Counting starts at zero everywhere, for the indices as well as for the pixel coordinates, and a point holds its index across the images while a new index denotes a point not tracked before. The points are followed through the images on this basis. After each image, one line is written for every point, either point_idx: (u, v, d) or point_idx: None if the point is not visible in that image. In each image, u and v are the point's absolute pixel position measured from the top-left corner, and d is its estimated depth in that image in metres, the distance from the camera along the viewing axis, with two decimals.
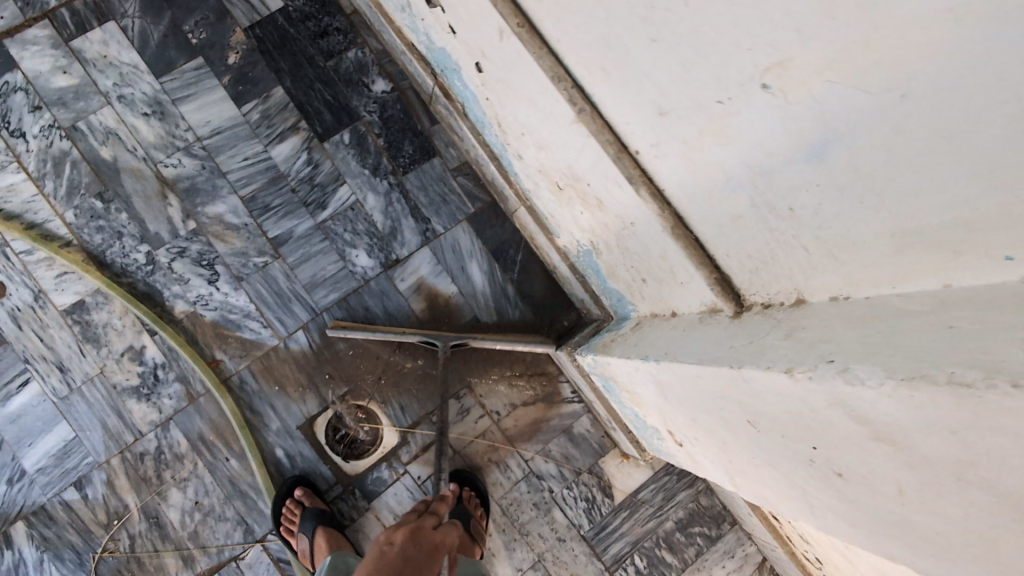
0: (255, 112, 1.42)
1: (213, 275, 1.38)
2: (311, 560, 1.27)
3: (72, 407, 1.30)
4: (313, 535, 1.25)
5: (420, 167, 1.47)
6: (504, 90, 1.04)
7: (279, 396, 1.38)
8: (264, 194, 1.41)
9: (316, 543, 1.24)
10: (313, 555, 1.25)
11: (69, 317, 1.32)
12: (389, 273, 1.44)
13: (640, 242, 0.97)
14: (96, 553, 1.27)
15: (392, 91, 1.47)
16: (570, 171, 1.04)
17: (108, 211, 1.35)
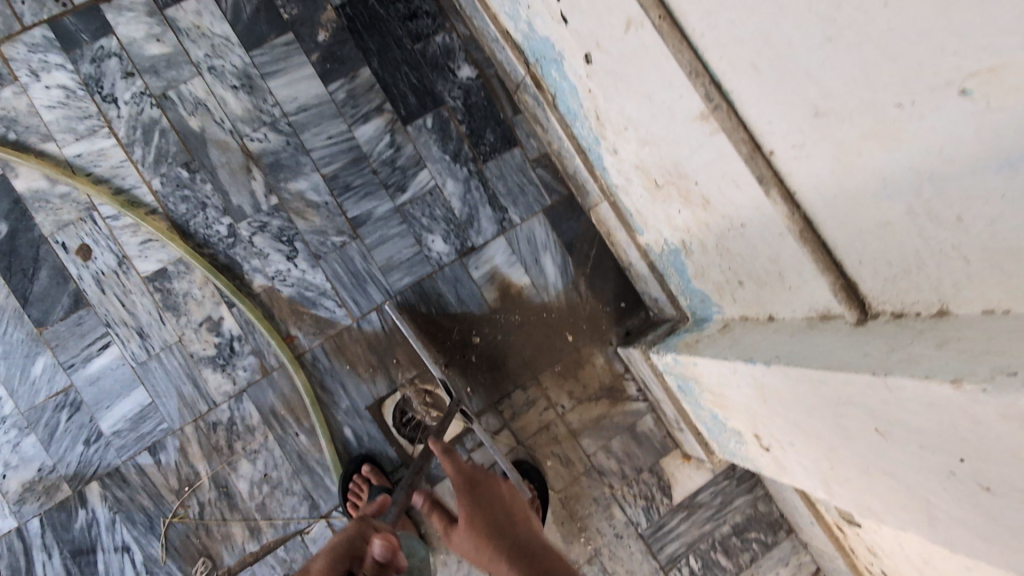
0: (341, 91, 1.42)
1: (292, 252, 1.39)
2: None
3: (150, 372, 1.32)
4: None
5: (500, 156, 1.47)
6: (614, 83, 1.04)
7: (350, 376, 1.38)
8: (346, 173, 1.42)
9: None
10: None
11: (151, 284, 1.33)
12: (464, 260, 1.44)
13: (747, 243, 0.97)
14: (166, 517, 1.30)
15: (477, 78, 1.47)
16: (676, 169, 1.03)
17: (194, 181, 1.36)
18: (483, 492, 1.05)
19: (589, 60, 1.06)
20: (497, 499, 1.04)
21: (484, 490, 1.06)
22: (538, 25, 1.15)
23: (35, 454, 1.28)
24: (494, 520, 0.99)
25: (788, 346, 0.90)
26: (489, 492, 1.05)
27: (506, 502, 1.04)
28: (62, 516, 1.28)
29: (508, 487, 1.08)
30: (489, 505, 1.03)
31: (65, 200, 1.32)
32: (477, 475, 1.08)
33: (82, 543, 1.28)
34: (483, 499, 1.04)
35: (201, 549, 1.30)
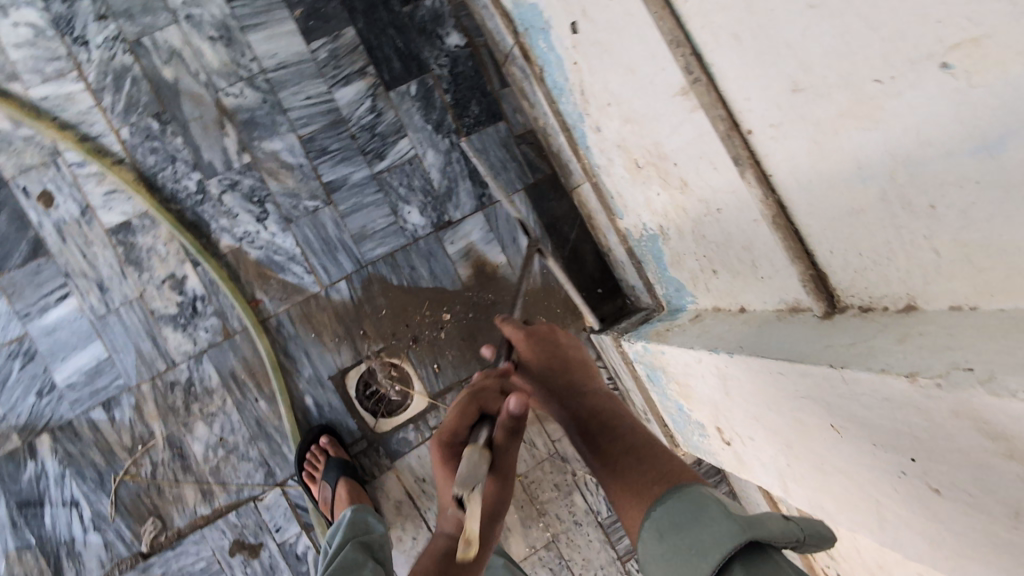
0: (323, 50, 1.38)
1: (262, 213, 1.35)
2: (329, 510, 1.25)
3: (108, 327, 1.29)
4: (334, 486, 1.23)
5: (484, 130, 1.43)
6: (598, 54, 1.00)
7: (314, 344, 1.35)
8: (323, 136, 1.38)
9: (336, 493, 1.22)
10: (332, 505, 1.23)
11: (114, 237, 1.30)
12: (440, 234, 1.41)
13: (722, 229, 0.94)
14: (117, 476, 1.26)
15: (466, 46, 1.42)
16: (656, 148, 1.00)
17: (164, 133, 1.32)
18: (544, 348, 1.09)
19: (574, 30, 1.03)
20: (558, 352, 1.09)
21: (545, 343, 1.10)
22: None
23: None
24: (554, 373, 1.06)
25: (753, 337, 0.87)
26: (549, 344, 1.10)
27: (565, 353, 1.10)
28: (10, 467, 1.24)
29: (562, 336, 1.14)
30: (553, 356, 1.08)
31: (29, 143, 1.28)
32: (536, 330, 1.12)
33: (28, 495, 1.24)
34: (545, 351, 1.09)
35: (152, 510, 1.27)
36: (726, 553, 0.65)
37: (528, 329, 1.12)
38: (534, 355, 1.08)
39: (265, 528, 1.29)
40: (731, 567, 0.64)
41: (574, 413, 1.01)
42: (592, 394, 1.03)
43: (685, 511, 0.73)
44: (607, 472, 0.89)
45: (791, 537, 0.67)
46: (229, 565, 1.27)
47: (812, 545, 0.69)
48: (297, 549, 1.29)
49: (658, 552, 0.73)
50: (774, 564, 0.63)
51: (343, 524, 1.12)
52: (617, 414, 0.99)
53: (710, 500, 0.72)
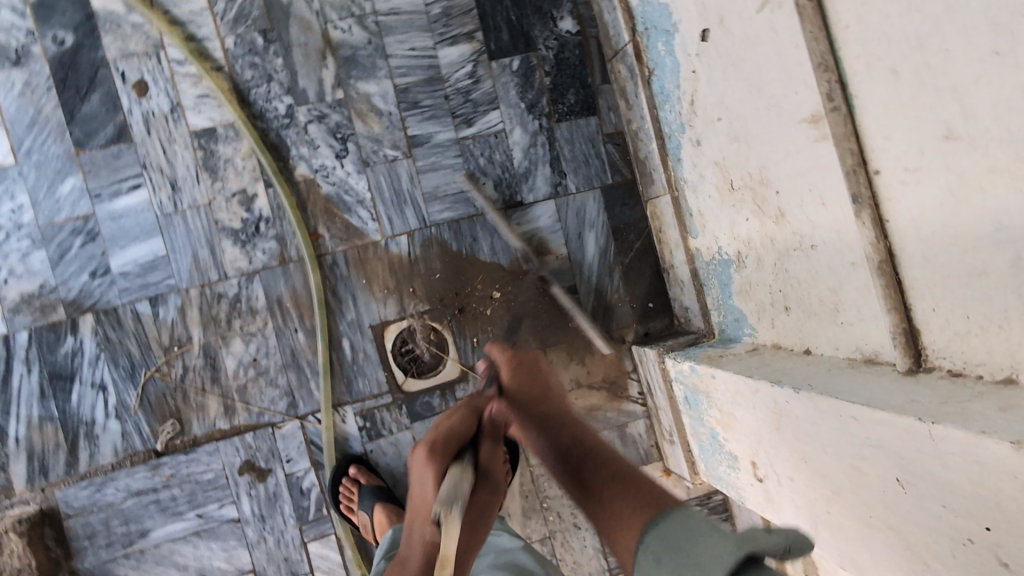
0: (437, 5, 1.38)
1: (342, 150, 1.35)
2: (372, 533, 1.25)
3: (171, 226, 1.30)
4: (371, 512, 1.22)
5: (575, 121, 1.42)
6: (724, 67, 1.00)
7: (363, 290, 1.35)
8: (418, 90, 1.38)
9: (374, 519, 1.22)
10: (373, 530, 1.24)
11: (197, 140, 1.31)
12: (508, 213, 1.40)
13: (811, 266, 0.93)
14: (148, 371, 1.27)
15: (577, 34, 1.42)
16: (759, 173, 0.99)
17: (267, 51, 1.33)
18: (527, 370, 1.08)
19: (705, 37, 1.02)
20: (540, 379, 1.07)
21: (529, 369, 1.08)
22: None
23: (40, 267, 1.27)
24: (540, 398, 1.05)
25: (822, 378, 0.86)
26: (529, 366, 1.09)
27: (548, 382, 1.08)
28: (51, 337, 1.26)
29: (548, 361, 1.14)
30: (534, 379, 1.07)
31: (136, 30, 1.30)
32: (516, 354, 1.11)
33: (61, 368, 1.26)
34: (528, 376, 1.07)
35: (174, 411, 1.28)
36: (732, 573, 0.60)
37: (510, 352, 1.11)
38: (515, 383, 1.07)
39: (277, 456, 1.29)
40: None
41: (556, 442, 1.00)
42: (572, 421, 1.02)
43: (678, 533, 0.72)
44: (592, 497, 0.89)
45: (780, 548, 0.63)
46: (235, 484, 1.27)
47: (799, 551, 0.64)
48: (303, 484, 1.29)
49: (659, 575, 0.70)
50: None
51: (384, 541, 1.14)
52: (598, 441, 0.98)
53: (694, 519, 0.73)
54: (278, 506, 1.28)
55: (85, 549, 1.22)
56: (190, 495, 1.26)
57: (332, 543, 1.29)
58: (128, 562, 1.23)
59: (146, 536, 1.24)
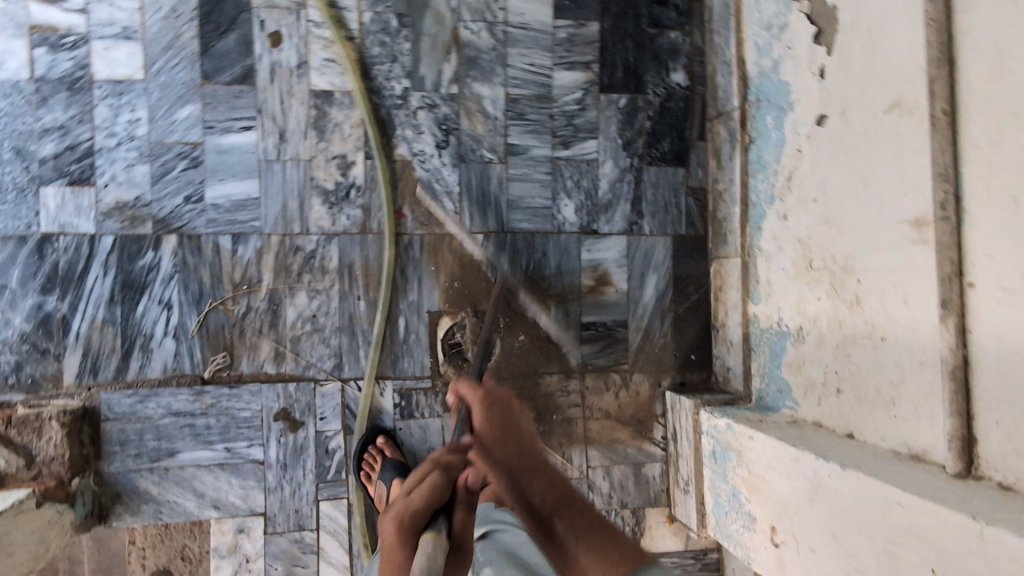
0: (564, 31, 1.45)
1: (442, 142, 1.42)
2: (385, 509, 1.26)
3: (270, 172, 1.36)
4: (390, 485, 1.24)
5: (665, 168, 1.48)
6: (834, 153, 1.05)
7: (429, 276, 1.41)
8: (527, 104, 1.44)
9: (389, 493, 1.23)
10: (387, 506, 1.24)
11: (313, 99, 1.38)
12: (582, 237, 1.46)
13: (876, 357, 0.98)
14: (214, 301, 1.32)
15: (685, 88, 1.49)
16: (844, 259, 1.05)
17: (398, 33, 1.40)
18: (496, 409, 0.95)
19: (821, 122, 1.08)
20: (513, 417, 0.96)
21: (501, 411, 0.96)
22: (788, 69, 1.18)
23: (141, 181, 1.32)
24: (519, 437, 0.94)
25: (869, 463, 0.91)
26: (501, 405, 0.96)
27: (518, 421, 0.96)
28: (133, 248, 1.31)
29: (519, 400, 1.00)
30: (501, 422, 0.94)
31: None
32: (486, 391, 0.97)
33: (136, 278, 1.31)
34: (501, 415, 0.95)
35: (227, 345, 1.32)
36: None
37: (483, 390, 0.97)
38: (481, 423, 0.94)
39: (312, 411, 1.34)
40: None
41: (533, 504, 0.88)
42: (545, 472, 0.92)
43: None
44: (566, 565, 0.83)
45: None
46: (268, 427, 1.32)
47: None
48: (330, 445, 1.34)
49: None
50: None
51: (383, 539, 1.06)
52: (576, 501, 0.89)
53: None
54: (303, 459, 1.33)
55: (114, 455, 1.26)
56: (224, 428, 1.30)
57: (343, 507, 1.33)
58: (151, 477, 1.27)
59: (174, 457, 1.28)
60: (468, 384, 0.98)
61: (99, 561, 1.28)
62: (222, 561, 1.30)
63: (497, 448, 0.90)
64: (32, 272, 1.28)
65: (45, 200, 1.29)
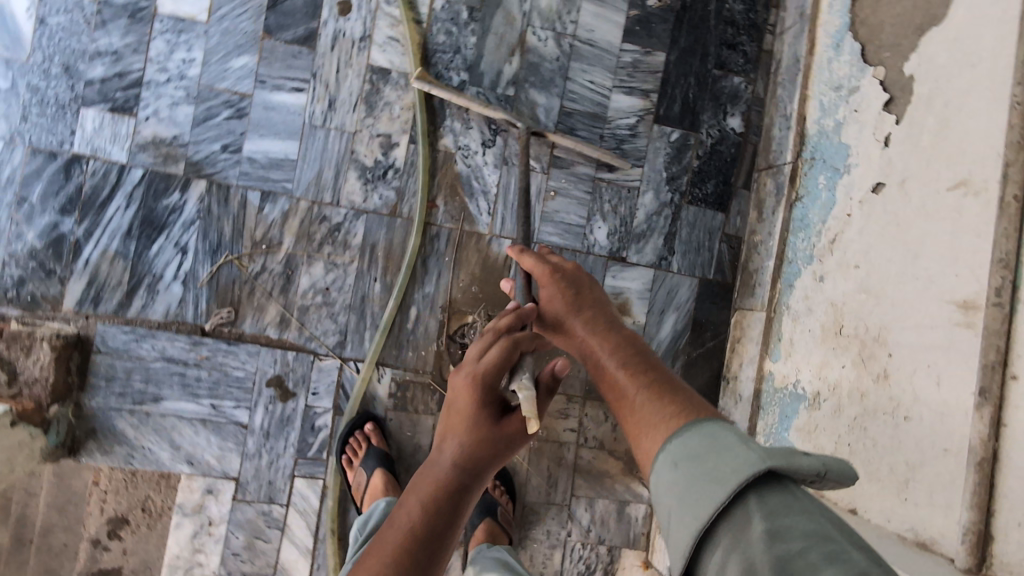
0: (629, 55, 1.45)
1: (489, 141, 1.40)
2: (359, 497, 1.25)
3: (312, 137, 1.34)
4: (371, 474, 1.23)
5: (704, 209, 1.47)
6: (886, 224, 1.03)
7: (449, 271, 1.38)
8: (579, 120, 1.43)
9: (369, 482, 1.22)
10: (363, 494, 1.23)
11: (370, 74, 1.36)
12: (608, 262, 1.44)
13: (896, 436, 0.95)
14: (230, 255, 1.30)
15: (739, 135, 1.48)
16: (877, 331, 1.02)
17: (466, 26, 1.40)
18: (570, 287, 0.99)
19: (876, 190, 1.07)
20: (582, 294, 0.99)
21: (571, 287, 0.99)
22: (850, 132, 1.17)
23: (182, 121, 1.30)
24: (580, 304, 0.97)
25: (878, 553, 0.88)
26: (577, 286, 1.00)
27: (598, 302, 0.99)
28: (161, 186, 1.29)
29: (592, 283, 1.02)
30: (574, 296, 0.98)
31: None
32: (558, 270, 1.01)
33: (157, 216, 1.28)
34: (569, 289, 0.99)
35: (234, 301, 1.29)
36: (743, 481, 0.54)
37: (552, 267, 1.01)
38: (554, 296, 0.99)
39: (306, 384, 1.30)
40: (744, 496, 0.54)
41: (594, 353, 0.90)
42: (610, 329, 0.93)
43: (699, 442, 0.61)
44: (626, 409, 0.76)
45: (816, 469, 0.56)
46: (258, 392, 1.28)
47: (835, 480, 0.57)
48: (317, 422, 1.30)
49: (669, 482, 0.59)
50: (789, 495, 0.54)
51: (373, 514, 1.14)
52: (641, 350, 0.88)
53: (725, 429, 0.61)
54: (286, 431, 1.29)
55: (97, 390, 1.23)
56: (214, 384, 1.27)
57: (317, 488, 1.29)
58: (130, 419, 1.24)
59: (158, 403, 1.25)
60: (533, 259, 1.03)
61: (55, 497, 1.23)
62: (184, 519, 1.25)
63: (560, 301, 0.98)
64: (55, 190, 1.25)
65: (83, 121, 1.27)
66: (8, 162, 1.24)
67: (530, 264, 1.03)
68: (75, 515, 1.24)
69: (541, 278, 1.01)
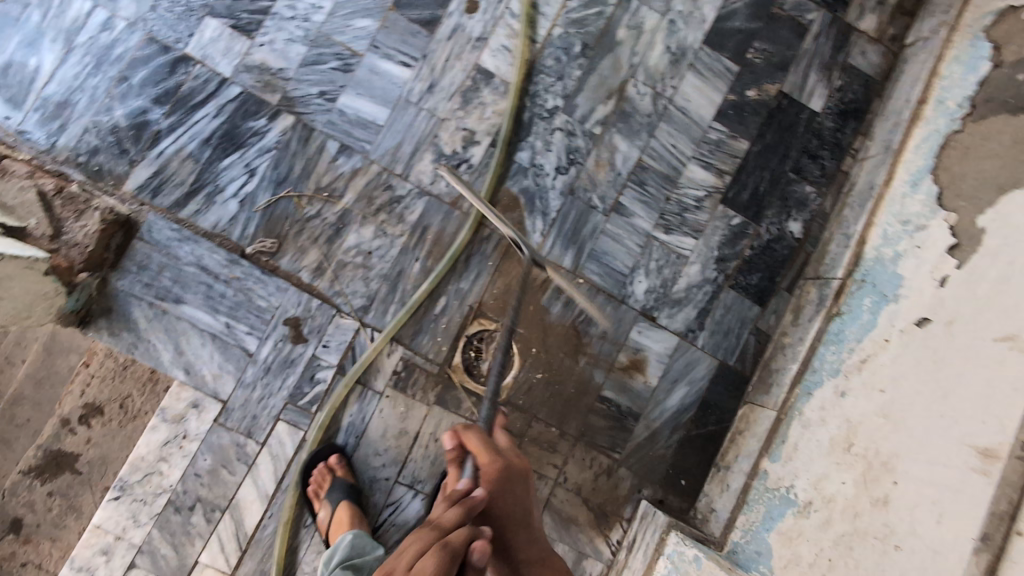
0: (716, 134, 1.50)
1: (562, 168, 1.44)
2: (325, 530, 1.23)
3: (403, 111, 1.39)
4: (334, 507, 1.21)
5: (743, 298, 1.49)
6: (921, 357, 1.06)
7: (487, 275, 1.39)
8: (652, 177, 1.48)
9: (334, 515, 1.20)
10: (328, 527, 1.21)
11: (475, 73, 1.42)
12: (639, 317, 1.45)
13: (881, 562, 0.95)
14: (292, 192, 1.33)
15: (795, 240, 1.52)
16: (885, 457, 1.03)
17: (575, 59, 1.46)
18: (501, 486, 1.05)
19: (920, 324, 1.09)
20: (522, 496, 1.06)
21: (512, 487, 1.06)
22: (905, 264, 1.19)
23: (292, 58, 1.36)
24: (518, 505, 1.05)
25: None
26: (514, 489, 1.06)
27: (526, 504, 1.07)
28: (252, 108, 1.34)
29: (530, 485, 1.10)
30: (513, 496, 1.05)
31: None
32: (502, 465, 1.06)
33: (239, 134, 1.33)
34: (508, 488, 1.05)
35: (280, 234, 1.32)
36: None
37: (493, 458, 1.06)
38: (492, 491, 1.04)
39: (319, 335, 1.31)
40: None
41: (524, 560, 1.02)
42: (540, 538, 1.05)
43: None
44: None
45: None
46: (273, 326, 1.30)
47: None
48: (317, 374, 1.30)
49: None
50: None
51: (338, 549, 1.14)
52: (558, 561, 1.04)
53: None
54: (286, 373, 1.29)
55: (127, 273, 1.25)
56: (235, 305, 1.29)
57: (296, 437, 1.28)
58: (147, 311, 1.25)
59: (177, 305, 1.27)
60: (480, 440, 1.08)
61: (38, 370, 1.25)
62: (161, 424, 1.24)
63: (499, 499, 1.04)
64: (156, 80, 1.30)
65: (204, 28, 1.33)
66: (124, 42, 1.30)
67: (476, 443, 1.08)
68: (50, 394, 1.25)
69: (486, 466, 1.05)
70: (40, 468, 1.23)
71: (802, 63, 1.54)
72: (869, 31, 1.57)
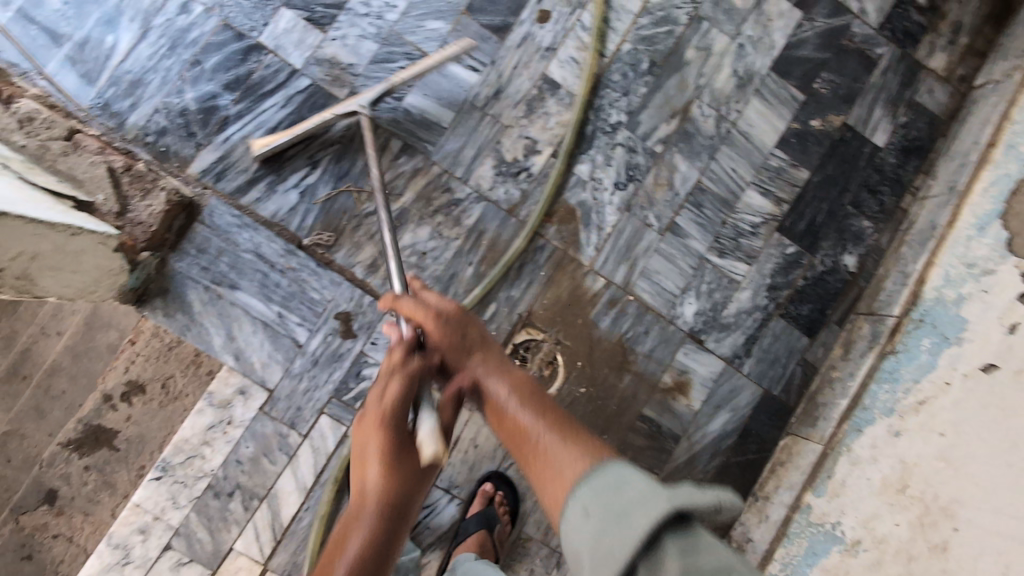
0: (777, 161, 1.49)
1: (621, 184, 1.44)
2: None
3: (468, 115, 1.39)
4: None
5: (792, 328, 1.47)
6: (987, 404, 1.04)
7: (539, 284, 1.39)
8: (710, 199, 1.47)
9: None
10: None
11: (542, 83, 1.42)
12: (686, 339, 1.44)
13: None
14: (352, 187, 1.33)
15: (849, 274, 1.50)
16: (945, 504, 1.02)
17: (642, 76, 1.45)
18: (455, 327, 0.91)
19: (986, 370, 1.07)
20: (462, 339, 0.91)
21: (455, 329, 0.91)
22: (969, 307, 1.17)
23: (363, 54, 1.37)
24: (467, 353, 0.89)
25: None
26: (460, 331, 0.91)
27: (480, 339, 0.92)
28: (320, 101, 1.34)
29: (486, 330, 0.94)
30: (457, 337, 0.91)
31: None
32: (440, 310, 0.93)
33: None
34: (453, 337, 0.91)
35: (337, 228, 1.32)
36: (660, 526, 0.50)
37: (425, 308, 0.93)
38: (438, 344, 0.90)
39: (369, 331, 1.31)
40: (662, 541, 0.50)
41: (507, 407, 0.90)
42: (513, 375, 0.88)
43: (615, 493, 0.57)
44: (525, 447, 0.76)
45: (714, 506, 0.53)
46: (324, 319, 1.30)
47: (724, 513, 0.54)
48: (364, 370, 1.30)
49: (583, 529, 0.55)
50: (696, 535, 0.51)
51: None
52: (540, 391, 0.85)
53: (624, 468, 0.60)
54: (333, 367, 1.29)
55: (186, 254, 1.26)
56: (289, 295, 1.29)
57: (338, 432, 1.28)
58: (202, 294, 1.26)
59: (232, 291, 1.27)
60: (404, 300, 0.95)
61: (76, 343, 1.24)
62: (207, 408, 1.25)
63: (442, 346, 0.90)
64: (229, 66, 1.32)
65: (279, 18, 1.34)
66: (201, 26, 1.31)
67: (404, 302, 0.95)
68: (92, 367, 1.24)
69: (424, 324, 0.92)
70: (78, 442, 1.22)
71: (869, 97, 1.53)
72: (938, 69, 1.55)
